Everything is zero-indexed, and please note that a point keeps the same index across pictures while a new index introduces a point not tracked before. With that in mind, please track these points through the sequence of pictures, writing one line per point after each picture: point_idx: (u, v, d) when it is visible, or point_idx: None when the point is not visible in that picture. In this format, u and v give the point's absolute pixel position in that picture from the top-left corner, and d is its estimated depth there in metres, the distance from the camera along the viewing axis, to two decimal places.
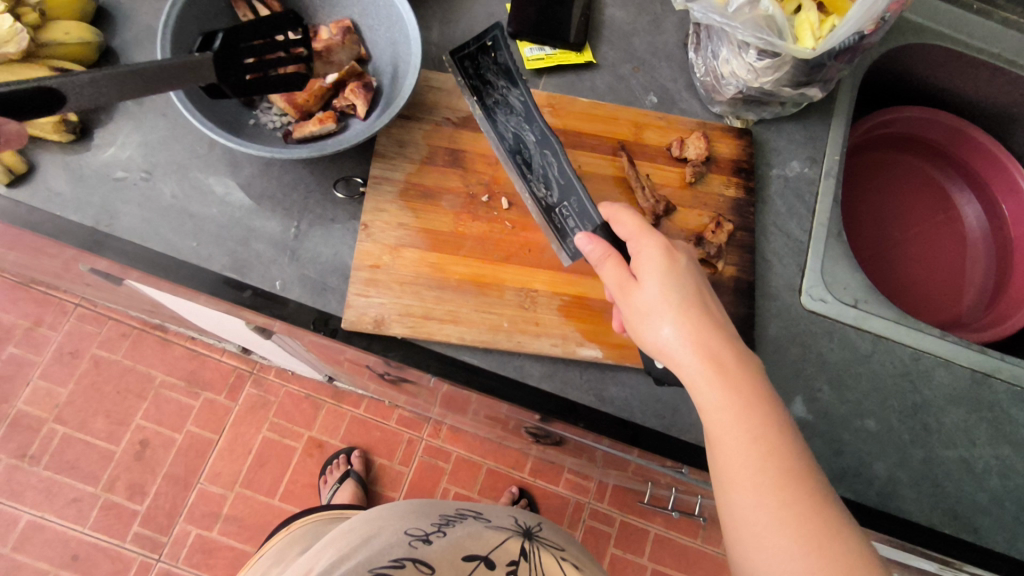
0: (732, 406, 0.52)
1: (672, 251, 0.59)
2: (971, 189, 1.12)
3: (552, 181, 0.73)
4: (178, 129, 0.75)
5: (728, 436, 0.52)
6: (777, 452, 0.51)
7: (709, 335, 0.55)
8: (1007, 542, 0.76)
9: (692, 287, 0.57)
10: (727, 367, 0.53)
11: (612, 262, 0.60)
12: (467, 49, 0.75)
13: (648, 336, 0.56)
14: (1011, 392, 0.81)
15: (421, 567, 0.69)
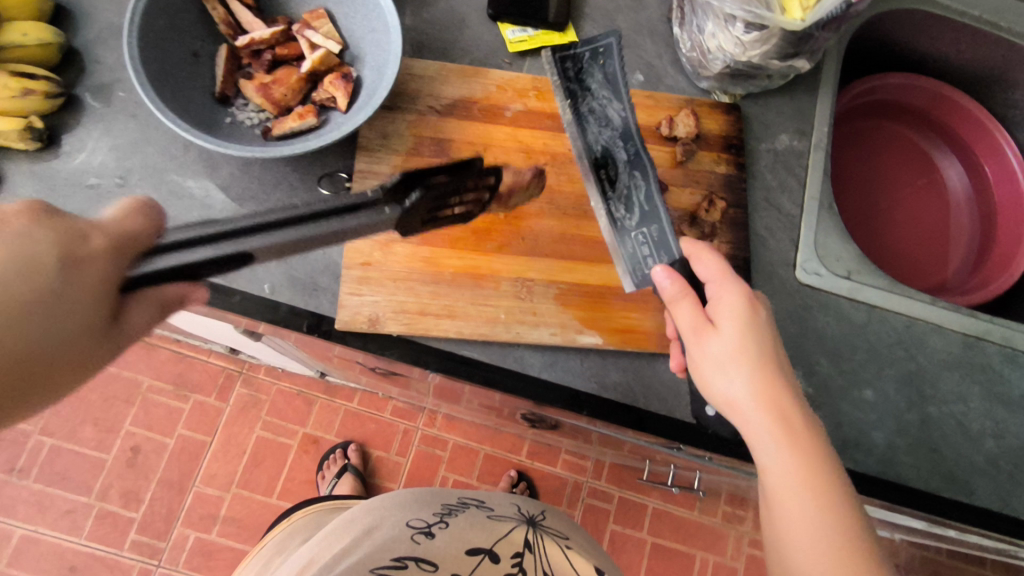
0: (800, 469, 0.52)
1: (754, 304, 0.57)
2: (955, 152, 1.12)
3: (634, 205, 0.71)
4: (151, 130, 0.72)
5: (789, 499, 0.52)
6: (840, 519, 0.51)
7: (781, 395, 0.54)
8: (1005, 503, 0.77)
9: (770, 343, 0.56)
10: (795, 432, 0.53)
11: (685, 306, 0.58)
12: (573, 51, 0.71)
13: (717, 386, 0.55)
14: (1003, 354, 0.82)
15: (425, 565, 0.69)
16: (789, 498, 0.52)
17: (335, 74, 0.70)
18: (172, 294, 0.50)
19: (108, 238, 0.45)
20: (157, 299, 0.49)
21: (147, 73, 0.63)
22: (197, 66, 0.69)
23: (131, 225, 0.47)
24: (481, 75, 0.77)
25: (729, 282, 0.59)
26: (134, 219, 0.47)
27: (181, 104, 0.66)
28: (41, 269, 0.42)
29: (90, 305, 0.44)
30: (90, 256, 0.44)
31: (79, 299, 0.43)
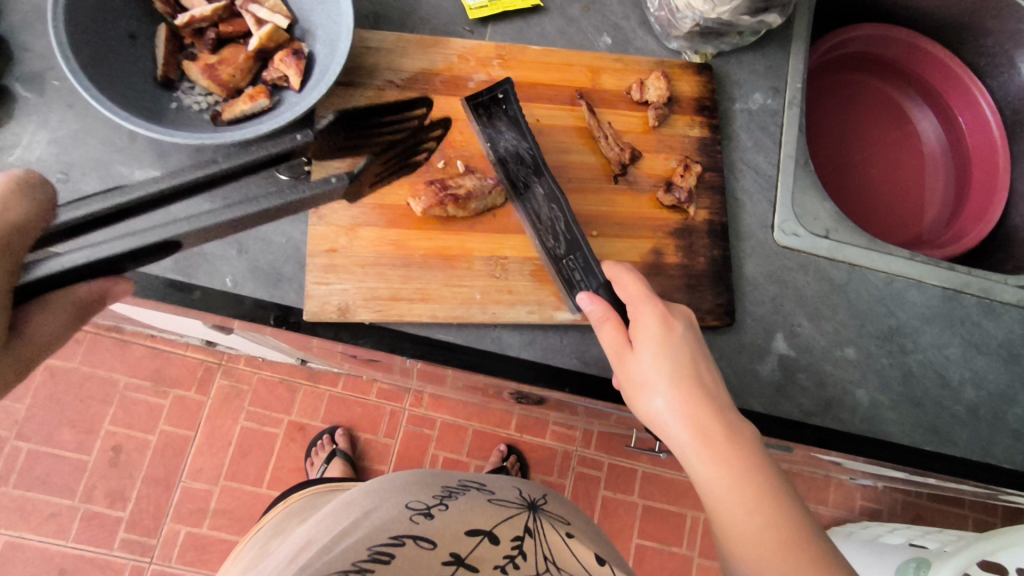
0: (724, 477, 0.51)
1: (669, 319, 0.58)
2: (928, 103, 1.11)
3: (560, 234, 0.68)
4: (91, 121, 0.67)
5: (723, 508, 0.51)
6: (781, 529, 0.49)
7: (702, 406, 0.54)
8: (987, 451, 0.77)
9: (688, 357, 0.56)
10: (720, 440, 0.52)
11: (607, 328, 0.59)
12: (478, 99, 0.69)
13: (642, 407, 0.56)
14: (981, 305, 0.82)
15: (423, 543, 0.63)
16: (721, 507, 0.51)
17: (285, 51, 0.66)
18: (76, 294, 0.47)
19: (1, 239, 0.41)
20: (64, 299, 0.46)
21: (78, 59, 0.59)
22: (134, 49, 0.64)
23: (19, 216, 0.42)
24: (442, 45, 0.74)
25: (647, 299, 0.59)
26: (21, 208, 0.43)
27: (119, 91, 0.62)
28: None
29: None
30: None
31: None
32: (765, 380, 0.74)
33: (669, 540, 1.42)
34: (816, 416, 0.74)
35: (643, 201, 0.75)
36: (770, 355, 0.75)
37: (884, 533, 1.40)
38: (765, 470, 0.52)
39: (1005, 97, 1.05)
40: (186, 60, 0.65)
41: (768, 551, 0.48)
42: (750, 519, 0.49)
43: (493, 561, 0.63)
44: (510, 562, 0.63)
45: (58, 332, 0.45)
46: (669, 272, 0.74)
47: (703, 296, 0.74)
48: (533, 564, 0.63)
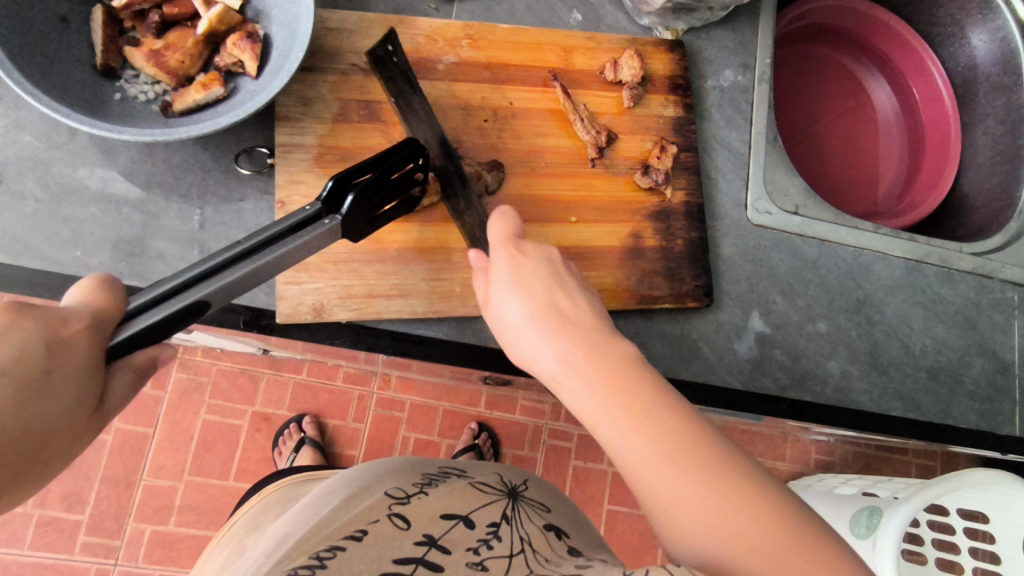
0: (588, 385, 0.45)
1: (519, 255, 0.55)
2: (883, 73, 1.13)
3: (461, 194, 0.66)
4: (25, 115, 0.61)
5: (601, 428, 0.44)
6: (658, 428, 0.42)
7: (561, 327, 0.49)
8: (945, 413, 0.80)
9: (543, 286, 0.52)
10: (578, 352, 0.47)
11: (478, 283, 0.57)
12: (374, 52, 0.66)
13: (516, 351, 0.52)
14: (940, 273, 0.85)
15: (398, 521, 0.57)
16: (598, 424, 0.44)
17: (238, 34, 0.61)
18: (144, 358, 0.44)
19: (87, 322, 0.40)
20: (134, 363, 0.44)
21: (6, 48, 0.53)
22: (68, 34, 0.58)
23: (108, 306, 0.43)
24: (407, 25, 0.70)
25: (504, 244, 0.56)
26: (106, 297, 0.43)
27: (56, 84, 0.56)
28: (26, 355, 0.36)
29: (81, 382, 0.38)
30: (73, 338, 0.39)
31: (70, 378, 0.38)
32: (743, 358, 0.75)
33: (638, 504, 1.44)
34: (791, 389, 0.76)
35: (621, 184, 0.74)
36: (746, 333, 0.76)
37: (839, 483, 1.45)
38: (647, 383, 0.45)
39: (956, 68, 1.06)
40: (128, 46, 0.60)
41: (647, 462, 0.41)
42: (626, 424, 0.43)
43: (466, 543, 0.56)
44: (484, 544, 0.56)
45: (127, 394, 0.43)
46: (647, 255, 0.74)
47: (682, 278, 0.74)
48: (509, 545, 0.56)
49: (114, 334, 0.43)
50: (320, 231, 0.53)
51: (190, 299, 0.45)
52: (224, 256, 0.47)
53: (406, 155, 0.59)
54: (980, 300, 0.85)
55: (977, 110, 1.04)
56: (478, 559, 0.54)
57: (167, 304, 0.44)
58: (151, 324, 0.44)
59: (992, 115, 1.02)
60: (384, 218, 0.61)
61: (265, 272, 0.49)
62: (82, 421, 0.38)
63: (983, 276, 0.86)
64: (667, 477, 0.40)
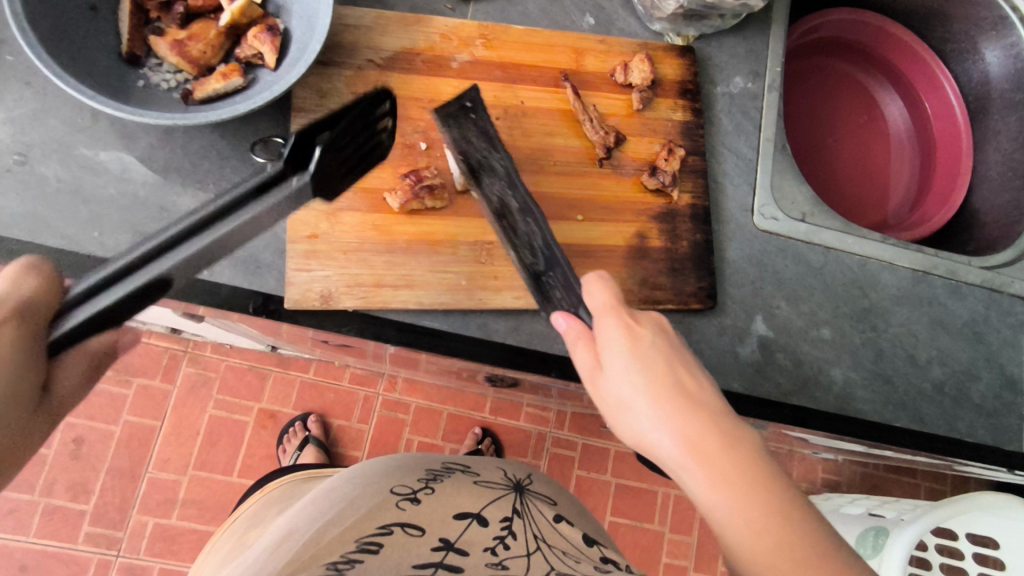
0: (717, 488, 0.46)
1: (634, 327, 0.54)
2: (895, 88, 1.14)
3: (537, 249, 0.65)
4: (51, 99, 0.64)
5: (728, 534, 0.45)
6: (790, 543, 0.44)
7: (686, 412, 0.49)
8: (951, 425, 0.80)
9: (661, 362, 0.52)
10: (708, 444, 0.47)
11: (579, 349, 0.56)
12: (449, 108, 0.66)
13: (625, 425, 0.52)
14: (948, 285, 0.85)
15: (411, 530, 0.55)
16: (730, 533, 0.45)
17: (259, 26, 0.62)
18: (96, 341, 0.44)
19: (16, 309, 0.40)
20: (86, 348, 0.43)
21: (36, 32, 0.55)
22: (96, 22, 0.61)
23: (39, 294, 0.41)
24: (423, 24, 0.72)
25: (609, 311, 0.55)
26: (40, 283, 0.41)
27: (83, 69, 0.59)
28: None
29: (19, 373, 0.39)
30: (2, 330, 0.39)
31: (2, 376, 0.38)
32: (746, 361, 0.75)
33: (641, 517, 1.43)
34: (793, 395, 0.76)
35: (628, 185, 0.75)
36: (750, 337, 0.76)
37: (844, 502, 1.43)
38: (778, 488, 0.46)
39: (968, 84, 1.06)
40: (153, 35, 0.62)
41: (775, 570, 0.43)
42: (754, 532, 0.44)
43: (483, 543, 0.56)
44: (500, 543, 0.56)
45: (77, 384, 0.43)
46: (653, 255, 0.74)
47: (687, 279, 0.74)
48: (524, 544, 0.56)
49: (55, 324, 0.42)
50: (286, 190, 0.46)
51: (148, 277, 0.42)
52: (165, 235, 0.43)
53: (363, 107, 0.53)
54: (988, 313, 0.85)
55: (989, 126, 1.05)
56: (499, 559, 0.52)
57: (121, 289, 0.42)
58: (106, 309, 0.42)
59: (1004, 131, 1.02)
60: (355, 180, 0.52)
61: (233, 239, 0.45)
62: (23, 418, 0.40)
63: (992, 290, 0.86)
64: None
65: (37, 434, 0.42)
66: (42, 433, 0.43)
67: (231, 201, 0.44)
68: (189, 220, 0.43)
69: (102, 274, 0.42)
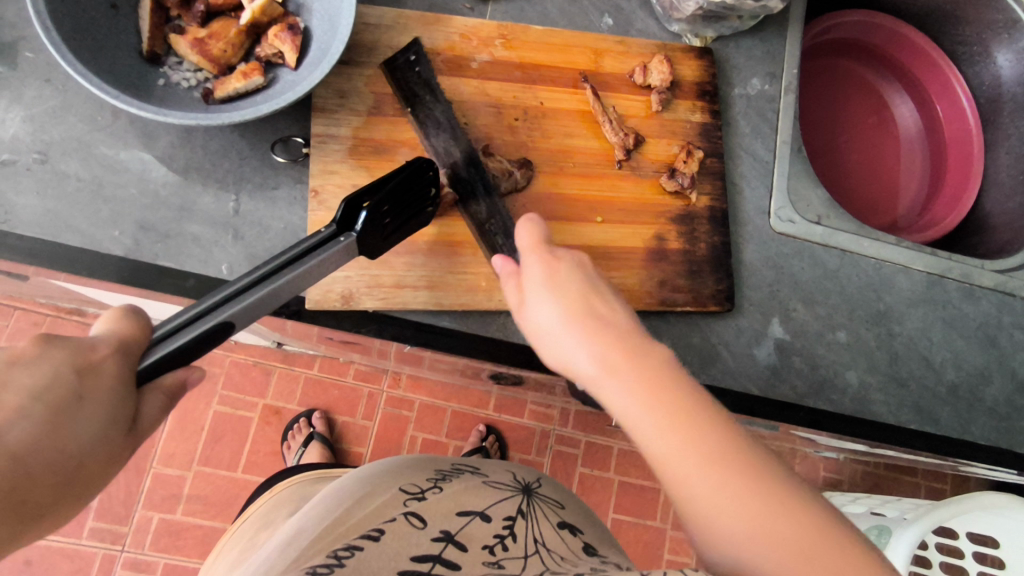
0: (635, 396, 0.45)
1: (553, 261, 0.54)
2: (906, 90, 1.13)
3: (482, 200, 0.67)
4: (71, 97, 0.63)
5: (650, 442, 0.43)
6: (708, 440, 0.42)
7: (601, 336, 0.48)
8: (962, 428, 0.80)
9: (577, 291, 0.51)
10: (622, 364, 0.46)
11: (509, 289, 0.55)
12: (395, 60, 0.68)
13: (549, 356, 0.51)
14: (961, 289, 0.85)
15: (414, 521, 0.55)
16: (651, 447, 0.43)
17: (280, 26, 0.62)
18: (175, 380, 0.43)
19: (115, 346, 0.40)
20: (166, 385, 0.43)
21: (59, 30, 0.55)
22: (117, 20, 0.60)
23: (135, 334, 0.42)
24: (442, 23, 0.71)
25: (534, 247, 0.55)
26: (135, 324, 0.42)
27: (104, 67, 0.58)
28: (56, 382, 0.36)
29: (110, 405, 0.39)
30: (101, 363, 0.39)
31: (97, 405, 0.38)
32: (762, 363, 0.75)
33: (644, 514, 1.44)
34: (809, 398, 0.76)
35: (646, 186, 0.75)
36: (766, 339, 0.76)
37: (846, 501, 1.44)
38: (695, 395, 0.45)
39: (980, 86, 1.07)
40: (174, 34, 0.61)
41: (697, 472, 0.41)
42: (673, 435, 0.43)
43: (484, 539, 0.55)
44: (499, 542, 0.55)
45: (161, 418, 0.42)
46: (671, 257, 0.74)
47: (704, 281, 0.74)
48: (523, 547, 0.54)
49: (144, 359, 0.42)
50: (338, 248, 0.53)
51: (221, 317, 0.45)
52: (240, 283, 0.47)
53: (413, 172, 0.59)
54: (1001, 316, 0.85)
55: (1001, 129, 1.05)
56: (495, 558, 0.52)
57: (198, 325, 0.45)
58: (181, 346, 0.43)
59: (1016, 134, 1.02)
60: (399, 234, 0.61)
61: (290, 287, 0.50)
62: (115, 445, 0.39)
63: (1004, 293, 0.86)
64: (716, 486, 0.41)
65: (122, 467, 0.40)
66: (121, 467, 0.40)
67: (291, 257, 0.50)
68: (259, 270, 0.48)
69: (187, 311, 0.45)
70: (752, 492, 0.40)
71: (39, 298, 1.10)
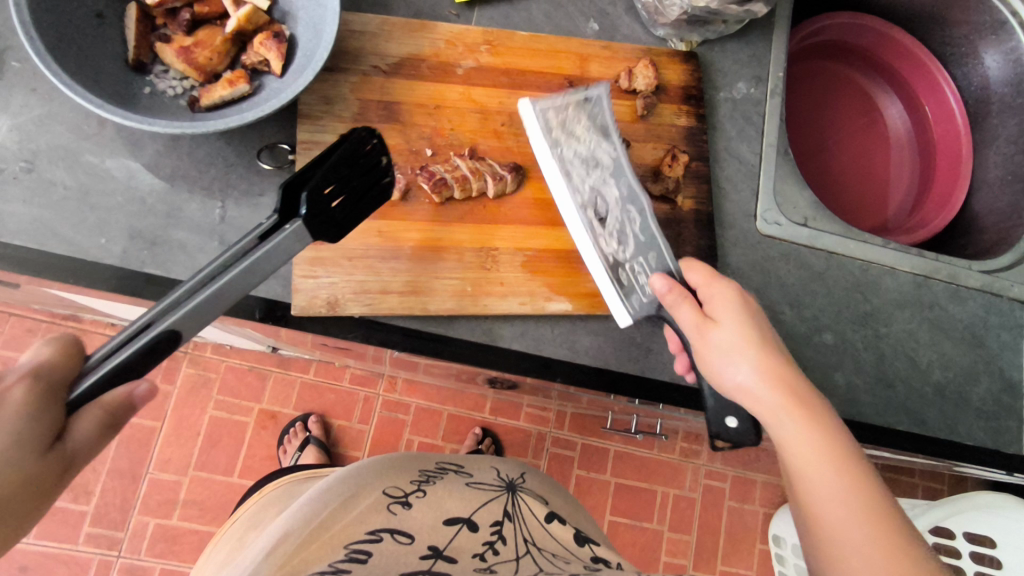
0: (808, 428, 0.54)
1: (745, 297, 0.61)
2: (896, 92, 1.14)
3: (627, 237, 0.68)
4: (57, 106, 0.64)
5: (812, 469, 0.53)
6: (861, 481, 0.52)
7: (783, 369, 0.56)
8: (949, 429, 0.80)
9: (765, 326, 0.59)
10: (795, 397, 0.55)
11: (683, 308, 0.62)
12: (552, 101, 0.69)
13: (726, 371, 0.58)
14: (948, 290, 0.85)
15: (400, 538, 0.56)
16: (809, 467, 0.53)
17: (265, 33, 0.63)
18: (110, 397, 0.44)
19: (27, 373, 0.41)
20: (101, 403, 0.43)
21: (44, 41, 0.55)
22: (102, 29, 0.61)
23: (56, 361, 0.43)
24: (428, 30, 0.72)
25: (714, 284, 0.62)
26: (58, 351, 0.43)
27: (89, 76, 0.58)
28: None
29: (23, 432, 0.40)
30: (10, 392, 0.40)
31: (8, 432, 0.39)
32: None
33: (640, 516, 1.44)
34: None
35: None
36: None
37: None
38: (852, 446, 0.54)
39: (969, 87, 1.07)
40: (159, 42, 0.62)
41: (850, 505, 0.51)
42: (831, 470, 0.52)
43: (472, 550, 0.56)
44: (489, 549, 0.57)
45: (92, 436, 0.43)
46: None
47: None
48: (513, 549, 0.57)
49: (76, 385, 0.43)
50: (284, 236, 0.50)
51: (155, 330, 0.44)
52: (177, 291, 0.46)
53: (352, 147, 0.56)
54: (988, 317, 0.85)
55: (989, 130, 1.05)
56: (487, 564, 0.54)
57: (134, 341, 0.44)
58: (118, 364, 0.44)
59: (1003, 134, 1.02)
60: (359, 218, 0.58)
61: (237, 285, 0.47)
62: (30, 467, 0.40)
63: (990, 294, 0.86)
64: (862, 520, 0.50)
65: (53, 486, 0.41)
66: (60, 485, 0.42)
67: (230, 254, 0.48)
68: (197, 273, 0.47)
69: (123, 329, 0.45)
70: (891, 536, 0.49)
71: (34, 304, 1.10)
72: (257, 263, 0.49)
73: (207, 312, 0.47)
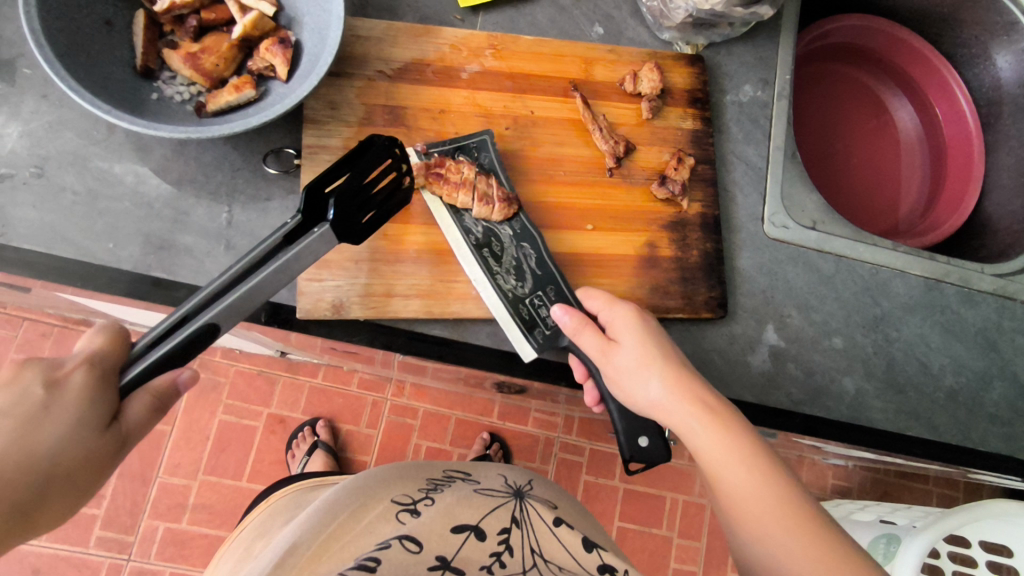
0: (719, 436, 0.56)
1: (643, 315, 0.63)
2: (905, 93, 1.13)
3: (525, 273, 0.68)
4: (67, 112, 0.64)
5: (730, 475, 0.55)
6: (774, 477, 0.55)
7: (688, 383, 0.58)
8: (962, 435, 0.79)
9: (665, 343, 0.61)
10: (704, 407, 0.57)
11: (587, 333, 0.62)
12: (442, 148, 0.70)
13: (639, 393, 0.59)
14: (960, 293, 0.84)
15: (409, 544, 0.55)
16: (727, 474, 0.55)
17: (271, 39, 0.63)
18: (159, 383, 0.46)
19: (84, 358, 0.44)
20: (151, 388, 0.46)
21: (54, 47, 0.56)
22: (111, 36, 0.62)
23: (110, 348, 0.46)
24: (433, 35, 0.72)
25: (613, 305, 0.64)
26: (113, 340, 0.46)
27: (98, 82, 0.59)
28: (24, 399, 0.42)
29: (81, 410, 0.43)
30: (69, 375, 0.43)
31: (65, 411, 0.42)
32: (756, 371, 0.75)
33: (650, 522, 1.42)
34: (804, 405, 0.75)
35: (637, 194, 0.75)
36: (761, 346, 0.76)
37: (855, 509, 1.40)
38: (761, 443, 0.57)
39: (980, 89, 1.06)
40: (167, 49, 0.63)
41: (768, 504, 0.53)
42: (748, 472, 0.54)
43: (479, 562, 0.56)
44: (497, 561, 0.56)
45: (143, 419, 0.45)
46: (662, 265, 0.74)
47: (696, 288, 0.74)
48: (521, 561, 0.56)
49: (126, 370, 0.46)
50: (313, 240, 0.52)
51: (198, 323, 0.47)
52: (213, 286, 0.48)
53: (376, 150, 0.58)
54: (1002, 321, 0.84)
55: (1002, 132, 1.04)
56: None
57: (181, 333, 0.46)
58: (163, 355, 0.46)
59: (1016, 136, 1.01)
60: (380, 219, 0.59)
61: (270, 283, 0.50)
62: (88, 444, 0.43)
63: (1003, 298, 0.85)
64: (783, 516, 0.53)
65: (107, 462, 0.44)
66: (114, 462, 0.45)
67: (261, 252, 0.50)
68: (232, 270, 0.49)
69: (167, 320, 0.47)
70: (810, 526, 0.52)
71: (47, 309, 1.12)
72: (289, 263, 0.51)
73: (244, 307, 0.49)
